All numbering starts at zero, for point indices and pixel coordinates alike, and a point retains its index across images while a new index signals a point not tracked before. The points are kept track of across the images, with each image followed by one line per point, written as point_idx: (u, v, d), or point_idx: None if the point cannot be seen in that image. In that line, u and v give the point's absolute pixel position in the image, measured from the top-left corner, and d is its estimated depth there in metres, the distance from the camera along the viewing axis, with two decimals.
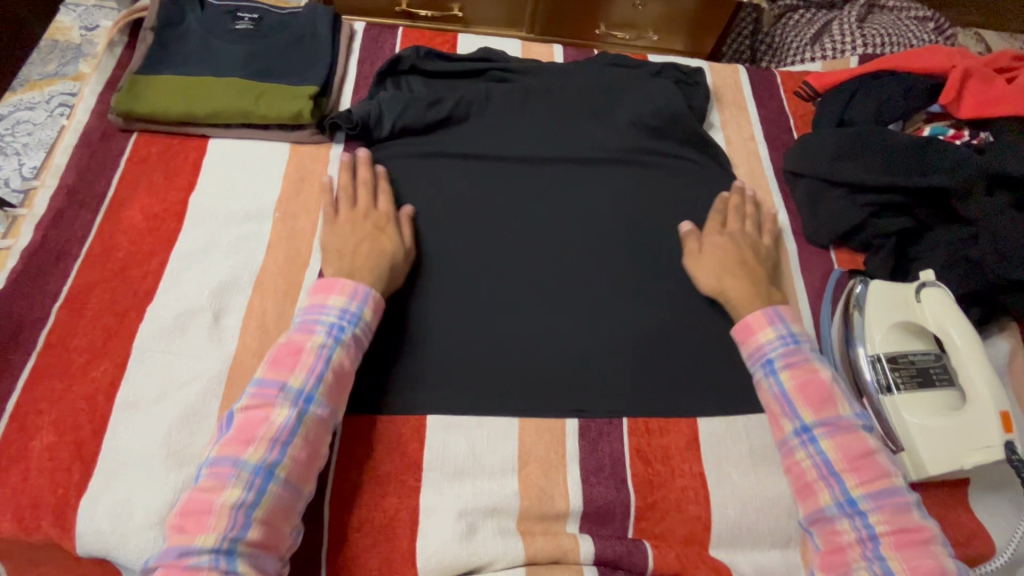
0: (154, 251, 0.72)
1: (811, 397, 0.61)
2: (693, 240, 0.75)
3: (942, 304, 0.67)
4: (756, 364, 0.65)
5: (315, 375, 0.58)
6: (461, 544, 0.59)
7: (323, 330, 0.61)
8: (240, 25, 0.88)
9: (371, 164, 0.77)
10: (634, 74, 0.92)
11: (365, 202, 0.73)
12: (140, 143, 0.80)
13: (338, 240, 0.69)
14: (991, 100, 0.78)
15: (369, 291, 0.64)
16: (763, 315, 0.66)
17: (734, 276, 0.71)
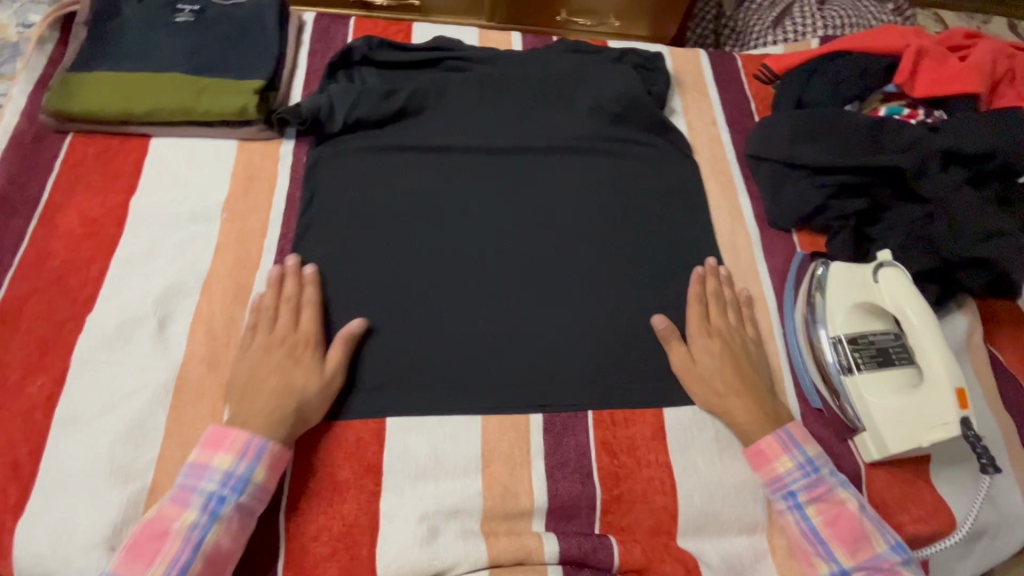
0: (93, 258, 0.68)
1: (843, 535, 0.59)
2: (698, 332, 0.69)
3: (896, 284, 0.66)
4: (777, 495, 0.62)
5: (176, 566, 0.51)
6: (422, 549, 0.58)
7: (198, 503, 0.54)
8: (179, 16, 0.83)
9: (296, 272, 0.67)
10: (594, 61, 0.90)
11: (283, 323, 0.64)
12: (76, 144, 0.76)
13: (249, 368, 0.61)
14: (944, 77, 0.78)
15: (262, 446, 0.57)
16: (777, 441, 0.62)
17: (736, 392, 0.65)
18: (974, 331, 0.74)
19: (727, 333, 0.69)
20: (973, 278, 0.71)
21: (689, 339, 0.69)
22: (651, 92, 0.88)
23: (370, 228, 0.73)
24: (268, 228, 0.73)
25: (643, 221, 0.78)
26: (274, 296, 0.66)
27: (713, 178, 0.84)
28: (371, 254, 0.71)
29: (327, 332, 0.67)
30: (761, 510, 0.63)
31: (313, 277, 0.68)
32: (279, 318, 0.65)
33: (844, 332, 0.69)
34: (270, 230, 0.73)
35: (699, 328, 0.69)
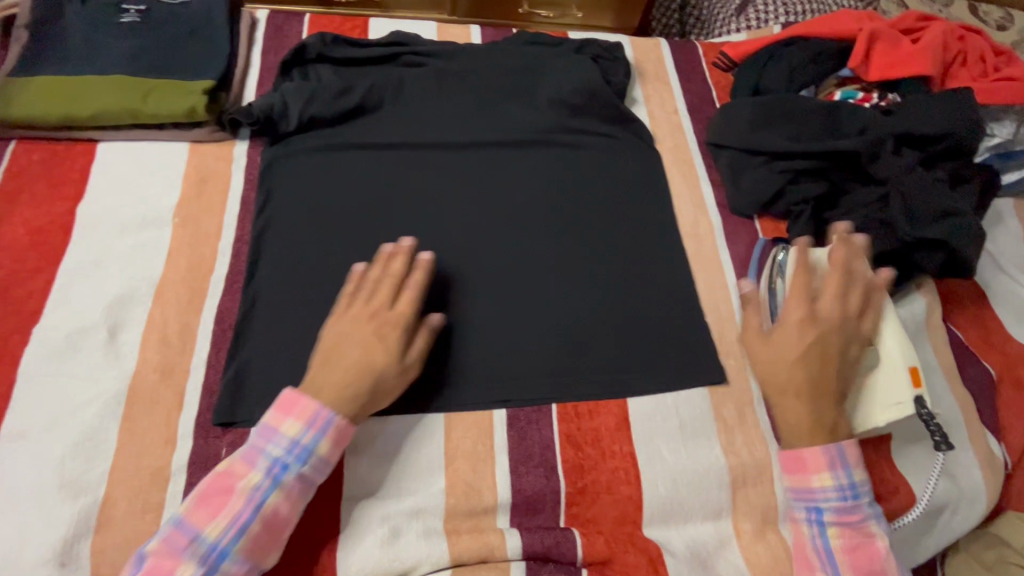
0: (40, 268, 0.66)
1: (858, 564, 0.57)
2: (801, 317, 0.63)
3: (853, 269, 0.68)
4: (800, 504, 0.60)
5: (236, 526, 0.52)
6: (383, 550, 0.57)
7: (264, 466, 0.54)
8: (125, 17, 0.81)
9: (409, 253, 0.66)
10: (553, 53, 0.90)
11: (383, 299, 0.62)
12: (19, 151, 0.73)
13: (337, 336, 0.60)
14: (896, 61, 0.79)
15: (330, 419, 0.56)
16: (825, 455, 0.59)
17: (799, 391, 0.61)
18: (932, 311, 0.75)
19: (824, 327, 0.62)
20: (928, 257, 0.70)
21: (785, 319, 0.64)
22: (610, 82, 0.88)
23: (327, 228, 0.72)
24: (222, 232, 0.72)
25: (605, 212, 0.78)
26: (378, 271, 0.64)
27: (674, 167, 0.84)
28: (329, 254, 0.70)
29: (284, 335, 0.65)
30: (726, 496, 0.63)
31: (427, 262, 0.66)
32: (382, 293, 0.63)
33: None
34: (224, 233, 0.72)
35: (801, 314, 0.63)
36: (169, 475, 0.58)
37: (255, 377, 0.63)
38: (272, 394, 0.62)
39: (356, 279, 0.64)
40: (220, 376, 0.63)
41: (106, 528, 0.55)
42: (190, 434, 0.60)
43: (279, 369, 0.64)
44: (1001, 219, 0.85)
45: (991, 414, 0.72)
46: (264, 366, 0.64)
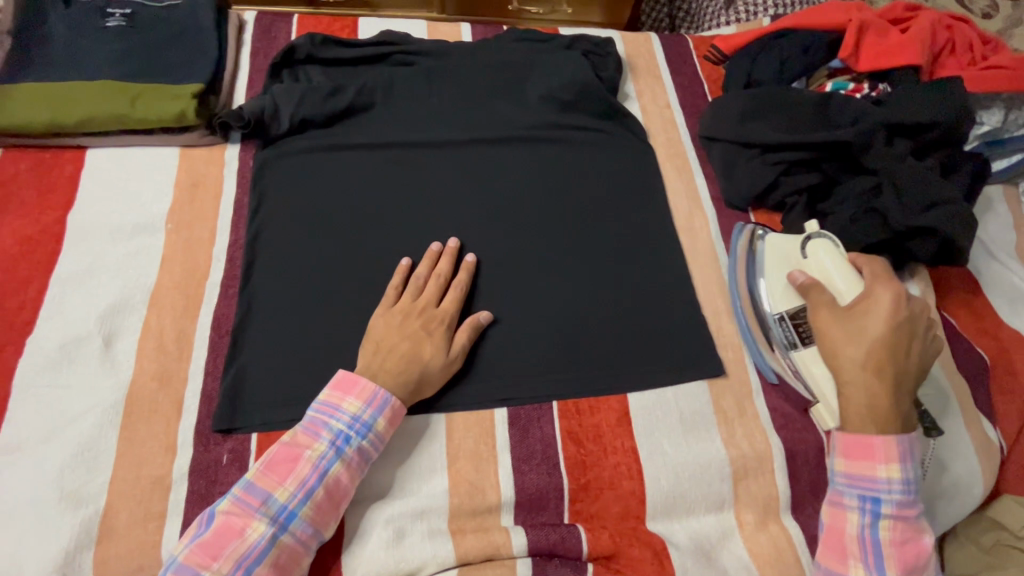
0: (31, 277, 0.66)
1: (904, 559, 0.57)
2: (892, 298, 0.61)
3: (826, 252, 0.66)
4: (856, 491, 0.59)
5: (304, 490, 0.54)
6: (388, 552, 0.57)
7: (328, 437, 0.56)
8: (110, 22, 0.80)
9: (454, 252, 0.70)
10: (545, 49, 0.89)
11: (428, 295, 0.66)
12: (6, 160, 0.72)
13: (385, 333, 0.63)
14: (886, 50, 0.79)
15: (388, 398, 0.58)
16: (897, 447, 0.58)
17: (880, 373, 0.59)
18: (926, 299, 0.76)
19: (913, 316, 0.61)
20: (921, 245, 0.70)
21: (872, 296, 0.62)
22: (602, 78, 0.87)
23: (322, 231, 0.72)
24: (216, 237, 0.71)
25: (600, 208, 0.78)
26: (426, 269, 0.69)
27: (668, 161, 0.84)
28: (325, 257, 0.70)
29: (282, 340, 0.65)
30: (728, 487, 0.64)
31: (472, 263, 0.70)
32: (426, 289, 0.67)
33: (790, 307, 0.68)
34: (218, 238, 0.71)
35: (894, 297, 0.61)
36: (170, 483, 0.57)
37: (254, 383, 0.63)
38: (272, 399, 0.62)
39: (403, 271, 0.68)
40: (218, 382, 0.62)
41: (108, 539, 0.54)
42: (189, 441, 0.60)
43: (279, 374, 0.63)
44: (990, 207, 0.86)
45: (987, 400, 0.73)
46: (262, 372, 0.63)
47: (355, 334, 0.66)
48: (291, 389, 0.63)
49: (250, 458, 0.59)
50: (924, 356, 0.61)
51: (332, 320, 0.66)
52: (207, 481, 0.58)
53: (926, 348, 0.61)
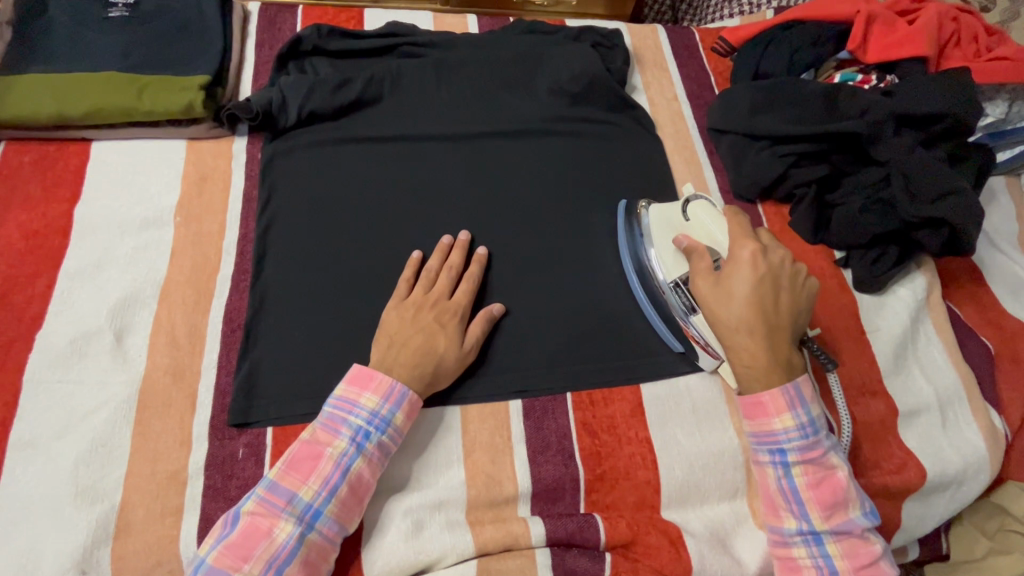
0: (38, 272, 0.65)
1: (823, 498, 0.56)
2: (751, 255, 0.59)
3: (704, 212, 0.67)
4: (764, 448, 0.59)
5: (328, 488, 0.53)
6: (407, 544, 0.57)
7: (348, 434, 0.56)
8: (113, 12, 0.79)
9: (466, 245, 0.70)
10: (552, 41, 0.89)
11: (440, 289, 0.66)
12: (10, 153, 0.71)
13: (398, 326, 0.63)
14: (893, 42, 0.80)
15: (405, 392, 0.58)
16: (783, 396, 0.57)
17: (752, 335, 0.58)
18: (933, 288, 0.77)
19: (777, 266, 0.60)
20: (930, 236, 0.71)
21: (735, 257, 0.60)
22: (610, 69, 0.87)
23: (332, 223, 0.71)
24: (225, 230, 0.70)
25: (610, 200, 0.78)
26: (438, 262, 0.68)
27: (677, 153, 0.84)
28: (336, 250, 0.69)
29: (295, 333, 0.65)
30: (742, 476, 0.64)
31: (483, 256, 0.69)
32: (438, 283, 0.66)
33: (682, 274, 0.66)
34: (228, 232, 0.70)
35: (752, 251, 0.59)
36: (186, 478, 0.57)
37: (268, 377, 0.62)
38: (287, 393, 0.62)
39: (415, 265, 0.67)
40: (231, 377, 0.62)
41: (125, 534, 0.54)
42: (205, 436, 0.59)
43: (293, 368, 0.63)
44: (994, 198, 0.87)
45: (991, 388, 0.74)
46: (276, 365, 0.63)
47: (368, 328, 0.66)
48: (305, 383, 0.62)
49: (267, 453, 0.59)
50: (800, 299, 0.60)
51: (345, 313, 0.66)
52: (223, 475, 0.57)
53: (800, 292, 0.60)
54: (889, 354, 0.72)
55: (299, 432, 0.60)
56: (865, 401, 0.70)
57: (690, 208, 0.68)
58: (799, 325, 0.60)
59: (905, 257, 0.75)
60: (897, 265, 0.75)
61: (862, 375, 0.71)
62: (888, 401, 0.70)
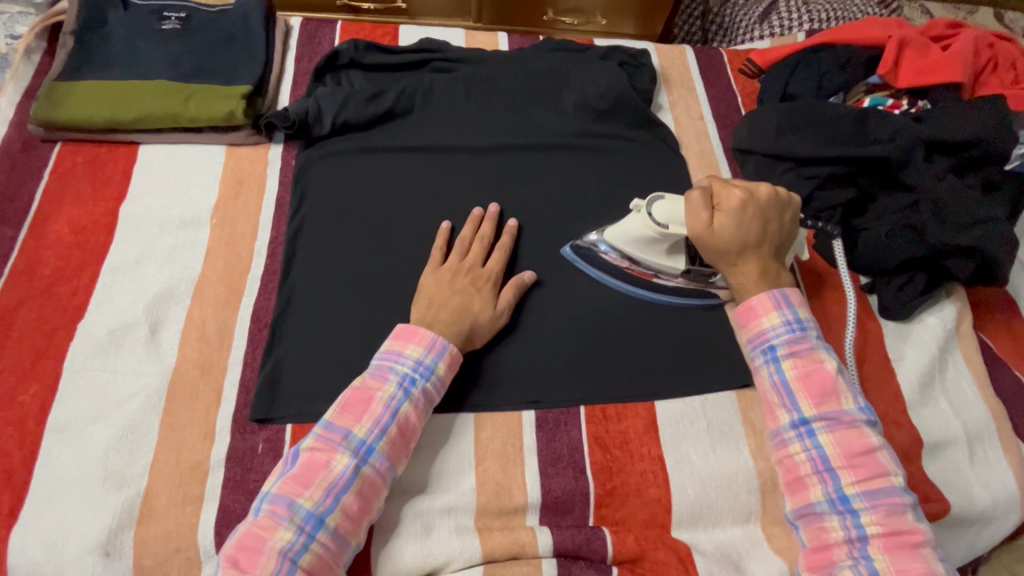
0: (83, 266, 0.69)
1: (812, 388, 0.59)
2: (740, 197, 0.66)
3: (671, 207, 0.68)
4: (757, 349, 0.63)
5: (379, 427, 0.55)
6: (416, 545, 0.58)
7: (395, 380, 0.58)
8: (166, 24, 0.84)
9: (495, 217, 0.74)
10: (580, 59, 0.91)
11: (473, 257, 0.69)
12: (64, 154, 0.76)
13: (435, 289, 0.66)
14: (926, 68, 0.79)
15: (447, 345, 0.61)
16: (769, 298, 0.64)
17: (749, 257, 0.66)
18: (963, 318, 0.75)
19: (764, 202, 0.66)
20: (960, 264, 0.70)
21: (724, 202, 0.66)
22: (637, 88, 0.88)
23: (360, 230, 0.73)
24: (258, 232, 0.73)
25: None
26: (470, 231, 0.72)
27: (700, 171, 0.85)
28: (360, 255, 0.72)
29: (318, 334, 0.67)
30: (755, 500, 0.63)
31: (513, 228, 0.73)
32: (471, 251, 0.70)
33: (685, 261, 0.71)
34: (260, 234, 0.73)
35: (739, 194, 0.66)
36: (208, 469, 0.59)
37: (290, 375, 0.64)
38: (309, 392, 0.63)
39: (446, 233, 0.71)
40: (256, 373, 0.64)
41: (147, 521, 0.56)
42: (227, 429, 0.61)
43: (315, 367, 0.65)
44: None
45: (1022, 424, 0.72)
46: (299, 364, 0.65)
47: (386, 331, 0.67)
48: (325, 384, 0.64)
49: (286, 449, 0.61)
50: (784, 222, 0.68)
51: (366, 315, 0.68)
52: (243, 468, 0.59)
53: (784, 220, 0.68)
54: (914, 383, 0.71)
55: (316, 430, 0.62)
56: (887, 429, 0.68)
57: (656, 214, 0.68)
58: (785, 244, 0.69)
59: (932, 284, 0.74)
60: (924, 293, 0.74)
61: (885, 403, 0.70)
62: (913, 432, 0.68)
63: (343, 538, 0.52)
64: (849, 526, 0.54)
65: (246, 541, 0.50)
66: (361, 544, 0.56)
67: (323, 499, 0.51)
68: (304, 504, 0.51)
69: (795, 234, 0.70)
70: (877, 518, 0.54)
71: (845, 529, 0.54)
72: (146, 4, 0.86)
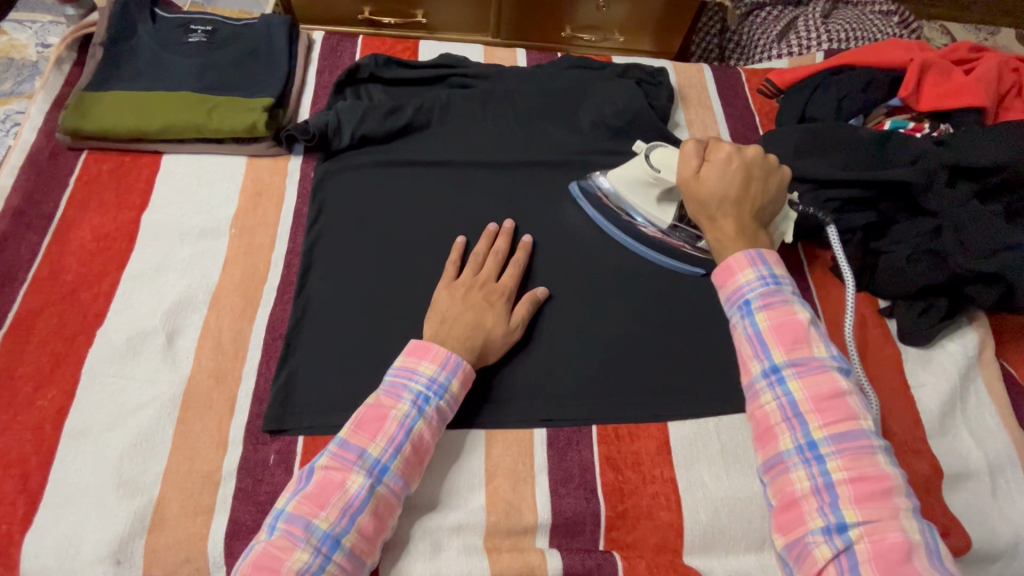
0: (105, 273, 0.70)
1: (784, 336, 0.58)
2: (727, 152, 0.67)
3: (669, 154, 0.73)
4: (733, 307, 0.62)
5: (394, 446, 0.55)
6: (424, 564, 0.58)
7: (409, 398, 0.57)
8: (192, 37, 0.86)
9: (510, 233, 0.74)
10: (598, 75, 0.92)
11: (488, 271, 0.69)
12: (90, 162, 0.78)
13: (449, 304, 0.66)
14: (948, 91, 0.78)
15: (460, 362, 0.60)
16: (744, 255, 0.63)
17: (729, 210, 0.66)
18: (986, 345, 0.74)
19: (751, 160, 0.67)
20: (982, 291, 0.68)
21: (713, 155, 0.68)
22: (654, 106, 0.88)
23: (376, 243, 0.74)
24: (276, 243, 0.74)
25: None
26: (485, 246, 0.72)
27: None
28: (376, 268, 0.72)
29: (331, 346, 0.67)
30: (770, 527, 0.62)
31: (527, 244, 0.74)
32: (485, 266, 0.70)
33: (674, 215, 0.75)
34: (278, 245, 0.74)
35: (728, 148, 0.67)
36: (220, 479, 0.59)
37: (303, 386, 0.64)
38: (321, 405, 0.63)
39: (460, 249, 0.72)
40: (270, 384, 0.65)
41: (158, 529, 0.56)
42: (240, 439, 0.61)
43: (328, 379, 0.65)
44: None
45: None
46: (312, 375, 0.65)
47: (399, 345, 0.67)
48: (337, 396, 0.64)
49: (297, 461, 0.61)
50: (768, 187, 0.68)
51: (379, 328, 0.68)
52: (254, 480, 0.59)
53: (769, 185, 0.68)
54: (933, 412, 0.69)
55: (328, 443, 0.62)
56: (905, 458, 0.67)
57: (653, 158, 0.73)
58: (768, 207, 0.68)
59: (955, 311, 0.73)
60: (946, 319, 0.73)
61: (904, 432, 0.68)
62: (932, 462, 0.67)
63: (358, 558, 0.52)
64: (815, 474, 0.53)
65: (263, 562, 0.49)
66: (377, 560, 0.56)
67: (339, 520, 0.51)
68: (323, 525, 0.51)
69: (780, 201, 0.70)
70: (843, 463, 0.52)
71: (811, 478, 0.53)
72: (174, 17, 0.88)
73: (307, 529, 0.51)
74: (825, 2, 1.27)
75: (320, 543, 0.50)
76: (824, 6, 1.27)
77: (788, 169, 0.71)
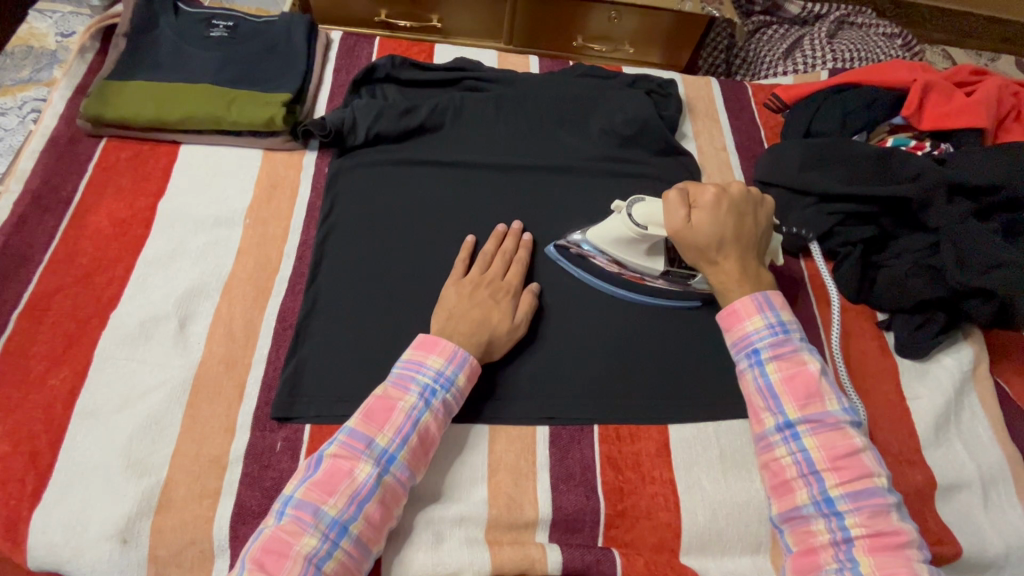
0: (120, 257, 0.71)
1: (796, 390, 0.59)
2: (713, 193, 0.68)
3: (650, 209, 0.71)
4: (741, 353, 0.63)
5: (401, 436, 0.56)
6: (426, 555, 0.59)
7: (417, 390, 0.59)
8: (214, 32, 0.88)
9: (518, 235, 0.75)
10: (609, 85, 0.94)
11: (495, 270, 0.71)
12: (109, 149, 0.79)
13: (456, 301, 0.67)
14: (950, 112, 0.80)
15: (467, 356, 0.62)
16: (752, 302, 0.64)
17: (729, 254, 0.67)
18: (980, 361, 0.75)
19: (737, 199, 0.69)
20: (978, 305, 0.70)
21: (700, 201, 0.68)
22: (663, 116, 0.90)
23: (386, 239, 0.75)
24: (288, 235, 0.76)
25: None
26: (493, 246, 0.74)
27: None
28: (387, 263, 0.73)
29: (339, 339, 0.68)
30: (766, 530, 0.63)
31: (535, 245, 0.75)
32: (493, 264, 0.71)
33: (664, 262, 0.73)
34: (290, 237, 0.75)
35: (714, 190, 0.68)
36: (226, 464, 0.60)
37: (310, 377, 0.65)
38: (329, 397, 0.64)
39: (469, 248, 0.73)
40: (279, 373, 0.66)
41: (164, 511, 0.57)
42: (248, 425, 0.62)
43: (336, 369, 0.66)
44: None
45: None
46: (320, 367, 0.66)
47: (407, 339, 0.68)
48: (344, 387, 0.65)
49: (303, 448, 0.62)
50: (758, 221, 0.70)
51: (388, 322, 0.69)
52: (261, 465, 0.60)
53: (757, 219, 0.70)
54: (929, 424, 0.70)
55: (334, 432, 0.63)
56: (900, 469, 0.68)
57: (635, 215, 0.71)
58: (761, 240, 0.70)
59: (951, 325, 0.74)
60: (942, 333, 0.74)
61: (899, 442, 0.70)
62: (926, 472, 0.68)
63: (365, 545, 0.53)
64: (834, 529, 0.55)
65: (273, 545, 0.50)
66: (381, 549, 0.57)
67: (348, 507, 0.52)
68: (332, 511, 0.52)
69: (768, 234, 0.72)
70: (862, 520, 0.54)
71: (830, 532, 0.55)
72: (197, 12, 0.90)
73: (316, 516, 0.51)
74: (830, 23, 1.30)
75: (331, 532, 0.51)
76: (829, 26, 1.30)
77: (769, 199, 0.73)
